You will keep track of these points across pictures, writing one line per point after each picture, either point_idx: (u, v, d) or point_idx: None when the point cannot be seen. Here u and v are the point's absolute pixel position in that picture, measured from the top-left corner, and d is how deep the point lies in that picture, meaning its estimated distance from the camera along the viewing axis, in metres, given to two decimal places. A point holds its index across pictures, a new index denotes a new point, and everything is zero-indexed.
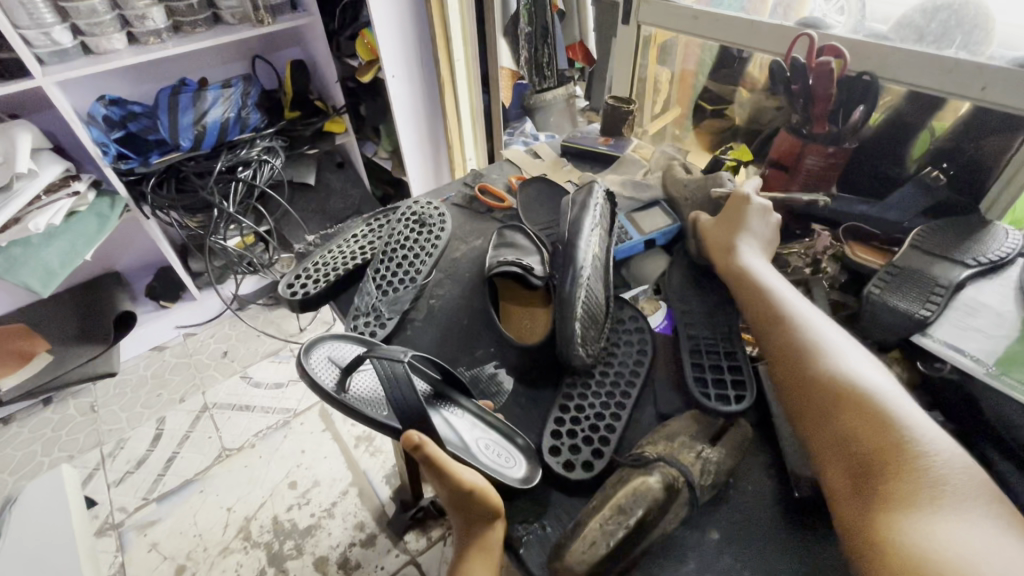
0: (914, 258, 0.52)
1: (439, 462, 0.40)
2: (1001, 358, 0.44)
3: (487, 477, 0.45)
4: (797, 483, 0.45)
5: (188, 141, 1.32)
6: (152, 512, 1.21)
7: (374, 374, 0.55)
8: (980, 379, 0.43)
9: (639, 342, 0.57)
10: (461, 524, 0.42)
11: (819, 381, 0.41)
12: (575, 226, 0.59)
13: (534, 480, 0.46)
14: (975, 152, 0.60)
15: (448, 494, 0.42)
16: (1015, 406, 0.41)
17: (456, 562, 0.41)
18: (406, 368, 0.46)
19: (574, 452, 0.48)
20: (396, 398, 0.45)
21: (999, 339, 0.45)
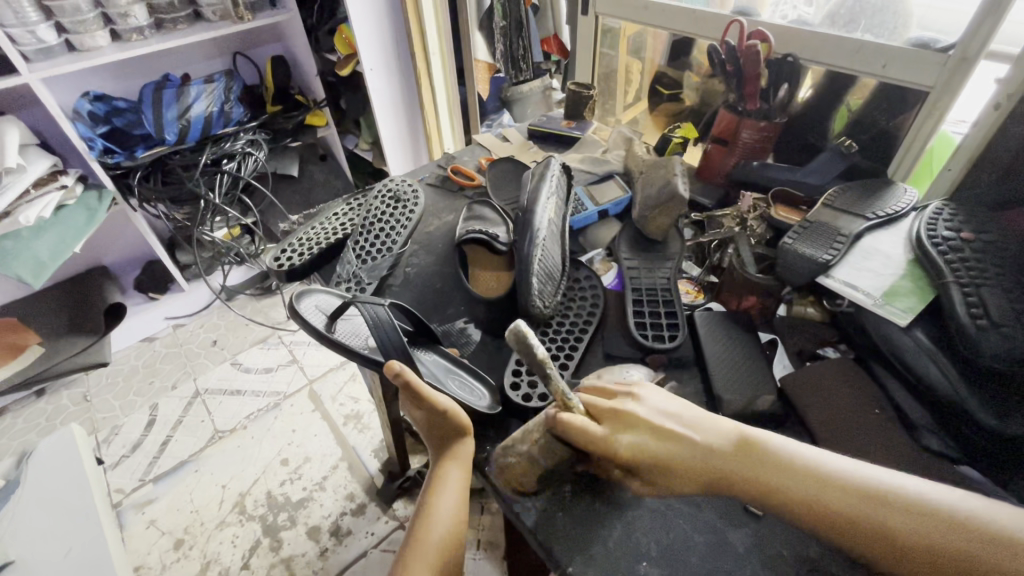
0: (824, 214, 0.60)
1: (415, 386, 0.47)
2: (887, 291, 0.52)
3: (460, 404, 0.52)
4: (721, 404, 0.52)
5: (172, 134, 1.37)
6: (149, 491, 1.26)
7: (355, 323, 0.61)
8: (869, 308, 0.51)
9: (593, 297, 0.64)
10: (435, 444, 0.50)
11: (833, 508, 0.36)
12: (534, 195, 0.65)
13: (499, 406, 0.53)
14: (884, 124, 0.69)
15: (423, 415, 0.49)
16: (895, 330, 0.50)
17: (431, 473, 0.48)
18: (387, 313, 0.52)
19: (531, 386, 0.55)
20: (381, 337, 0.51)
21: (888, 276, 0.53)
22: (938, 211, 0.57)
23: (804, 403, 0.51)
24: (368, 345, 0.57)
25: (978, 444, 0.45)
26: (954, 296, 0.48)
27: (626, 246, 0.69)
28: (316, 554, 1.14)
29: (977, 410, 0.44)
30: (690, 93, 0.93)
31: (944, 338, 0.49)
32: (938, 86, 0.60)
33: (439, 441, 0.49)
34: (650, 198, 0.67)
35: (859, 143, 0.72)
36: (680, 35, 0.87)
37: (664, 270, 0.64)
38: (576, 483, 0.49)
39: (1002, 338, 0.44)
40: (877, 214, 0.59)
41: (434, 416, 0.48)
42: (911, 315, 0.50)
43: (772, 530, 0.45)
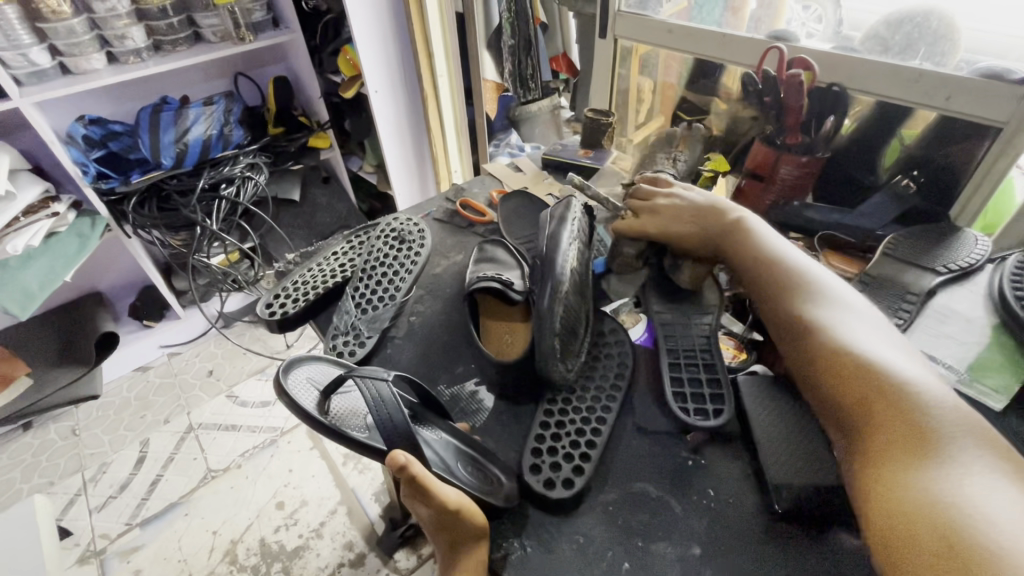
0: (887, 266, 0.53)
1: (424, 483, 0.40)
2: (972, 364, 0.44)
3: (471, 496, 0.44)
4: (777, 496, 0.45)
5: (169, 159, 1.32)
6: (135, 537, 1.18)
7: (352, 398, 0.54)
8: (953, 386, 0.43)
9: (621, 357, 0.57)
10: (444, 547, 0.42)
11: (838, 351, 0.40)
12: (554, 240, 0.58)
13: (516, 498, 0.45)
14: (944, 160, 0.61)
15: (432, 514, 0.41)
16: (983, 411, 0.42)
17: None
18: (390, 387, 0.45)
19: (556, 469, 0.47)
20: (380, 419, 0.44)
21: (970, 346, 0.46)
22: (1022, 265, 0.50)
23: None
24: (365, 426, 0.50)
25: None
26: None
27: (655, 296, 0.61)
28: None
29: None
30: (717, 121, 0.87)
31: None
32: (1012, 123, 0.53)
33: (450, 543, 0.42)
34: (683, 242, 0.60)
35: (912, 179, 0.64)
36: (707, 60, 0.81)
37: (701, 326, 0.57)
38: None
39: None
40: (949, 267, 0.52)
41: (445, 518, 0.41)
42: (1006, 396, 0.42)
43: None
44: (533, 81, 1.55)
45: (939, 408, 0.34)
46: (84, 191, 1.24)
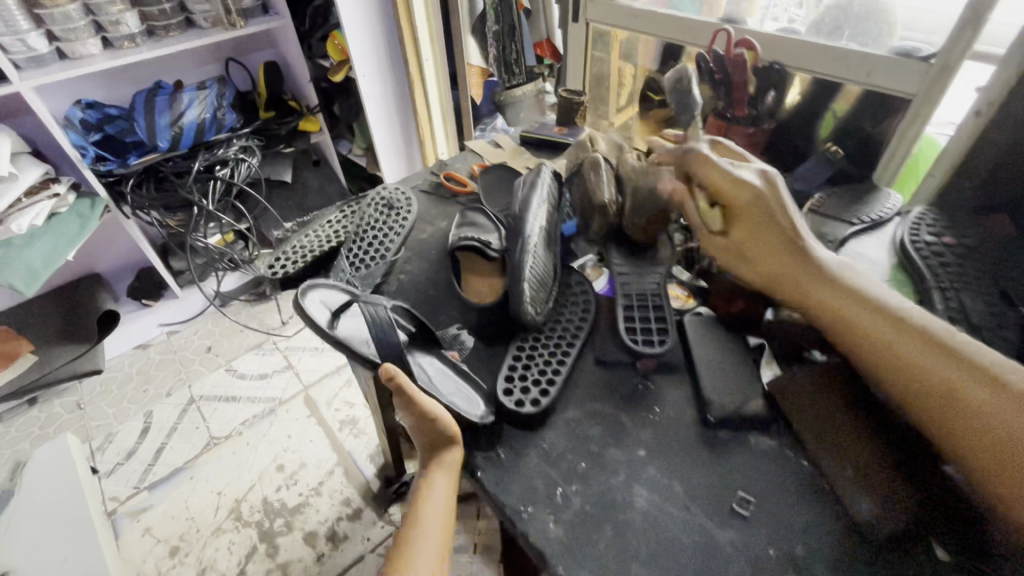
0: (811, 220, 0.62)
1: (406, 390, 0.48)
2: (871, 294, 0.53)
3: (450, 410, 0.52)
4: (710, 409, 0.53)
5: (165, 141, 1.37)
6: (144, 499, 1.26)
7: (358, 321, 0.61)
8: None
9: (584, 304, 0.65)
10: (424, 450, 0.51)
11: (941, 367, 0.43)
12: (525, 202, 0.66)
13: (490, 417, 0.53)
14: (870, 129, 0.70)
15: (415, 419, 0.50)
16: None
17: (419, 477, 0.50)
18: (384, 311, 0.54)
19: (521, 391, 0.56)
20: (377, 334, 0.53)
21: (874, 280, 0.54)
22: (920, 216, 0.59)
23: (791, 409, 0.52)
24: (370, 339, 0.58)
25: None
26: (936, 301, 0.49)
27: (618, 253, 0.69)
28: (312, 559, 1.15)
29: None
30: None
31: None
32: (921, 94, 0.62)
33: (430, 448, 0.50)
34: (640, 203, 0.68)
35: (844, 147, 0.73)
36: (669, 42, 0.89)
37: (654, 276, 0.65)
38: (567, 486, 0.50)
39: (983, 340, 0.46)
40: (861, 220, 0.61)
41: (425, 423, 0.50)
42: None
43: (758, 528, 0.46)
44: (517, 66, 1.61)
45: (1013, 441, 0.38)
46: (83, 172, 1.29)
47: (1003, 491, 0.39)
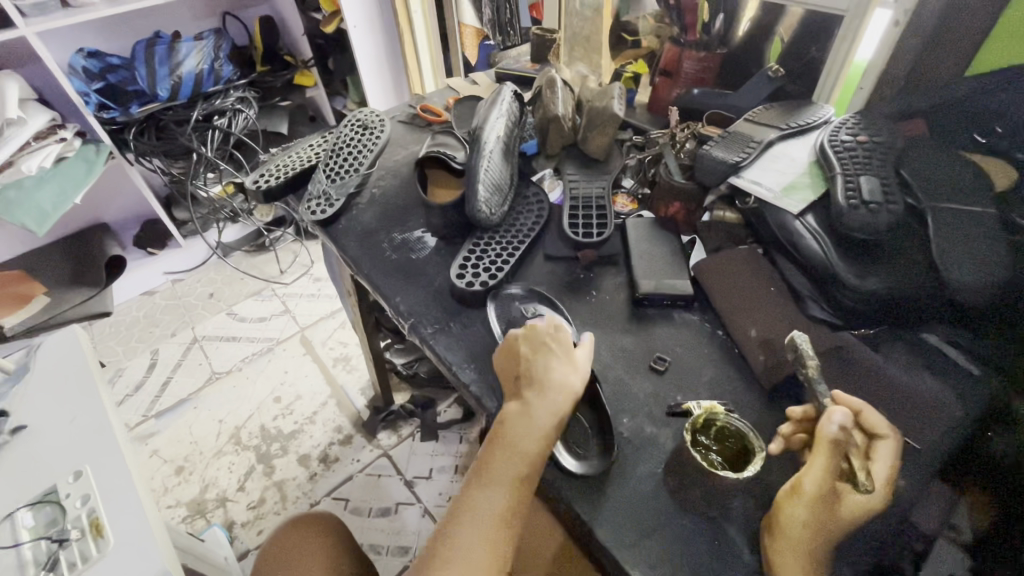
0: (744, 127, 0.70)
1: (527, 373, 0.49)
2: (785, 186, 0.62)
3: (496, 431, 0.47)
4: (640, 287, 0.60)
5: (165, 90, 1.43)
6: (152, 425, 1.35)
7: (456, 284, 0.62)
8: (769, 200, 0.61)
9: (538, 208, 0.70)
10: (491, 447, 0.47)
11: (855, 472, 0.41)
12: (485, 116, 0.71)
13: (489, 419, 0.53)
14: (814, 53, 0.74)
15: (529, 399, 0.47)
16: (786, 213, 0.60)
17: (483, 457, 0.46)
18: (455, 274, 0.62)
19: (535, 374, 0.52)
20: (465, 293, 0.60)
21: (790, 175, 0.63)
22: (841, 122, 0.65)
23: (709, 283, 0.59)
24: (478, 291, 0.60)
25: (848, 306, 0.54)
26: (839, 187, 0.57)
27: (573, 168, 0.75)
28: (306, 477, 1.24)
29: (845, 274, 0.53)
30: None
31: (828, 220, 0.58)
32: (850, 11, 0.66)
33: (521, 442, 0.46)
34: (592, 120, 0.74)
35: (790, 70, 0.77)
36: None
37: (601, 182, 0.72)
38: None
39: (868, 214, 0.54)
40: (789, 125, 0.69)
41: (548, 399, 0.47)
42: (801, 203, 0.60)
43: (669, 380, 0.54)
44: (511, 27, 1.44)
45: (808, 497, 0.41)
46: (87, 119, 1.35)
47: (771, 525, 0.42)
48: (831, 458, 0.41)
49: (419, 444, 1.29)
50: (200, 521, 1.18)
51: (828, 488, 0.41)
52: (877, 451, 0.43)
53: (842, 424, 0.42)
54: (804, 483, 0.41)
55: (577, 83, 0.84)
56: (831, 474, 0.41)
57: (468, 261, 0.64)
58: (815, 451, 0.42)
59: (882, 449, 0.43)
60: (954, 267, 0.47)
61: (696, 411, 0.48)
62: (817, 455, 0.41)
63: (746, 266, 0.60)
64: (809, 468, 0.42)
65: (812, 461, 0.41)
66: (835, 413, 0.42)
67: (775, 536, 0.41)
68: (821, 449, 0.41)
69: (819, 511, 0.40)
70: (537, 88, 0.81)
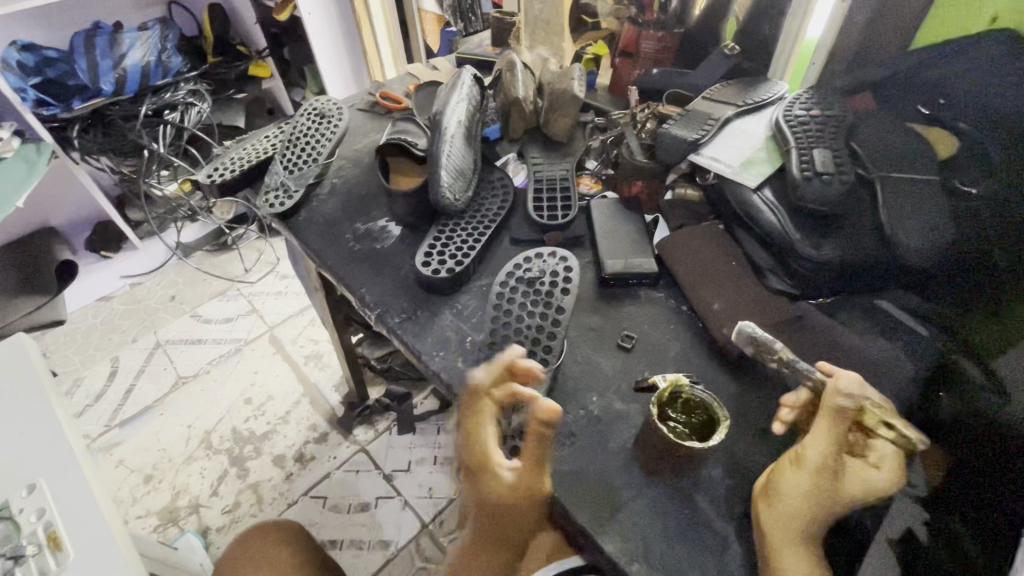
0: (702, 105, 0.72)
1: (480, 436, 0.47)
2: (744, 161, 0.64)
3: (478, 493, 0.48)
4: (607, 266, 0.60)
5: (109, 84, 1.34)
6: (116, 435, 1.29)
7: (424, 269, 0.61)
8: (729, 175, 0.63)
9: (503, 192, 0.70)
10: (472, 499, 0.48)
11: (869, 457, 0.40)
12: (445, 100, 0.70)
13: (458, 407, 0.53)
14: (767, 31, 0.76)
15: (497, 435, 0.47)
16: (745, 186, 0.61)
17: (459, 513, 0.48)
18: (422, 261, 0.61)
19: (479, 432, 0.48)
20: (433, 282, 0.60)
21: (749, 150, 0.65)
22: (795, 97, 0.67)
23: (672, 259, 0.61)
24: (444, 279, 0.59)
25: (804, 273, 0.56)
26: (793, 160, 0.59)
27: (536, 152, 0.75)
28: (282, 478, 1.22)
29: (802, 244, 0.56)
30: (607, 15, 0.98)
31: (783, 192, 0.60)
32: None
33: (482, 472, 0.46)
34: (553, 102, 0.74)
35: (745, 49, 0.79)
36: None
37: (564, 164, 0.72)
38: (476, 335, 0.57)
39: (821, 184, 0.56)
40: (745, 102, 0.70)
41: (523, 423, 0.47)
42: (759, 176, 0.62)
43: (637, 357, 0.55)
44: (473, 13, 1.45)
45: (811, 468, 0.40)
46: (25, 116, 1.26)
47: (775, 495, 0.41)
48: (833, 424, 0.41)
49: (397, 437, 1.27)
50: (172, 529, 1.15)
51: (834, 458, 0.40)
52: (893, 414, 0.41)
53: (851, 395, 0.43)
54: (808, 453, 0.41)
55: (538, 67, 0.84)
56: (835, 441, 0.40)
57: (433, 248, 0.63)
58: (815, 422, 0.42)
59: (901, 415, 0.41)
60: (904, 234, 0.48)
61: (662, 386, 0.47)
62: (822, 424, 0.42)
63: (707, 240, 0.61)
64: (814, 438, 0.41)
65: (813, 433, 0.41)
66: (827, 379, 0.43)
67: (781, 505, 0.40)
68: (824, 415, 0.42)
69: (823, 481, 0.40)
70: (497, 71, 0.80)
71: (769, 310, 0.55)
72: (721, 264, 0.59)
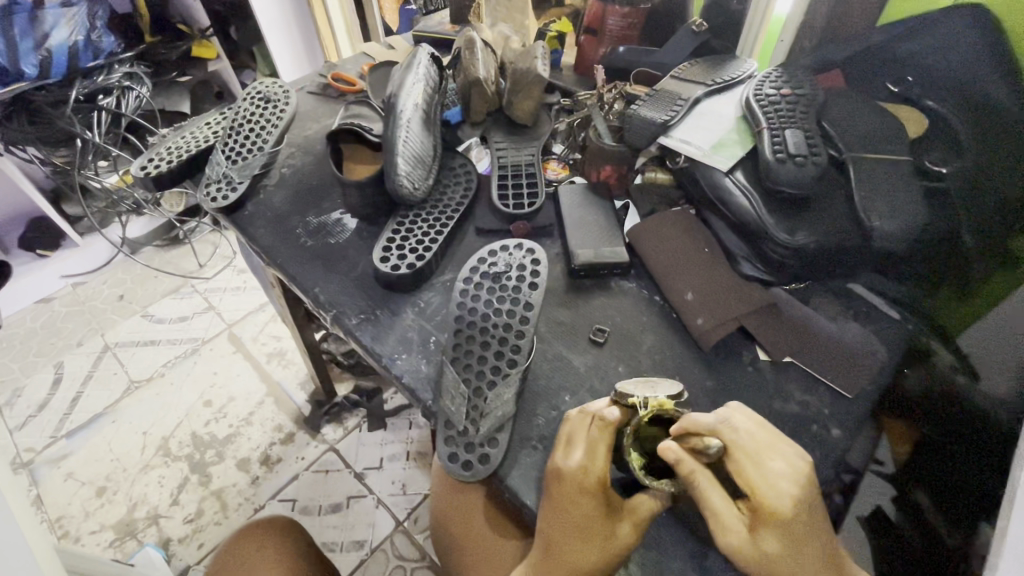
0: (671, 85, 0.69)
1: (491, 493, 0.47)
2: (715, 143, 0.61)
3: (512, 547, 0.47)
4: (576, 257, 0.57)
5: (32, 68, 1.18)
6: (63, 446, 1.21)
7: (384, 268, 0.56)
8: (699, 158, 0.60)
9: (466, 180, 0.66)
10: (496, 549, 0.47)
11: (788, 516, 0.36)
12: (399, 82, 0.64)
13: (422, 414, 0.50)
14: (736, 6, 0.74)
15: (572, 438, 0.42)
16: (714, 169, 0.59)
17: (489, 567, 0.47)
18: (379, 258, 0.57)
19: (445, 442, 0.45)
20: (391, 280, 0.56)
21: (719, 133, 0.62)
22: (764, 76, 0.65)
23: (643, 247, 0.58)
24: (404, 276, 0.55)
25: (776, 258, 0.54)
26: (765, 142, 0.57)
27: (499, 137, 0.71)
28: (247, 482, 1.17)
29: (775, 231, 0.53)
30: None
31: (755, 176, 0.58)
32: None
33: (559, 488, 0.40)
34: (516, 83, 0.70)
35: (713, 25, 0.76)
36: None
37: (530, 149, 0.69)
38: (440, 335, 0.54)
39: (795, 168, 0.55)
40: (714, 81, 0.68)
41: (594, 423, 0.42)
42: (730, 159, 0.59)
43: (609, 351, 0.52)
44: None
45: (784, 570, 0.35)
46: None
47: None
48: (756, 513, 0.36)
49: (367, 435, 1.23)
50: (130, 543, 1.09)
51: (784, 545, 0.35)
52: (757, 443, 0.39)
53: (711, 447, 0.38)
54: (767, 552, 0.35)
55: (500, 45, 0.79)
56: (772, 529, 0.35)
57: (391, 245, 0.58)
58: (695, 482, 0.37)
59: (760, 440, 0.39)
60: (877, 216, 0.50)
61: (642, 410, 0.41)
62: (703, 482, 0.37)
63: (679, 227, 0.58)
64: (751, 537, 0.36)
65: (709, 497, 0.37)
66: (667, 451, 0.38)
67: None
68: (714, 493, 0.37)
69: (763, 542, 0.35)
70: (456, 49, 0.75)
71: (743, 297, 0.53)
72: (695, 252, 0.56)
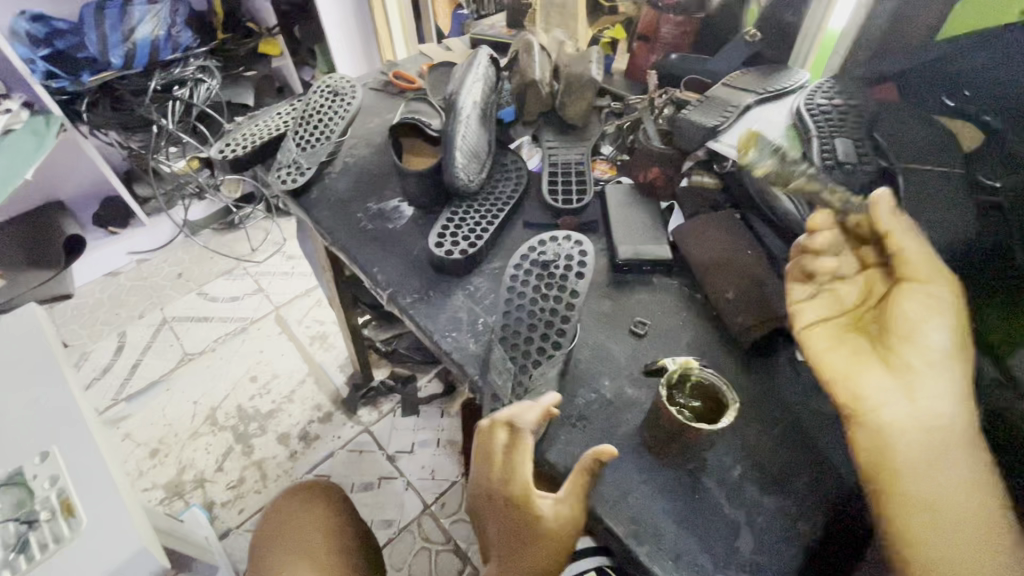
0: (722, 92, 0.70)
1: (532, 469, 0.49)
2: None
3: None
4: (621, 254, 0.60)
5: (119, 58, 1.29)
6: (124, 408, 1.30)
7: (440, 252, 0.60)
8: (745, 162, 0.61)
9: (517, 175, 0.69)
10: None
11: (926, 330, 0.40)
12: (461, 80, 0.68)
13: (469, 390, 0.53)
14: (790, 19, 0.75)
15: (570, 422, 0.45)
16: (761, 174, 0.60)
17: None
18: (434, 243, 0.61)
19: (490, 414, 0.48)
20: (444, 264, 0.60)
21: None
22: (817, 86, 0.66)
23: (687, 247, 0.60)
24: (456, 261, 0.59)
25: None
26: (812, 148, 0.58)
27: (550, 136, 0.74)
28: (286, 456, 1.23)
29: None
30: None
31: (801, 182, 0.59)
32: None
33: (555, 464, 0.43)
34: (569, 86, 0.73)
35: (767, 36, 0.77)
36: None
37: (580, 149, 0.72)
38: (487, 317, 0.57)
39: None
40: (765, 90, 0.69)
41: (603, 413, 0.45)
42: None
43: (649, 344, 0.55)
44: None
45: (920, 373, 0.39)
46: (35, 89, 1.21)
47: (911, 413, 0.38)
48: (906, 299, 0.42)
49: (400, 419, 1.28)
50: (178, 503, 1.16)
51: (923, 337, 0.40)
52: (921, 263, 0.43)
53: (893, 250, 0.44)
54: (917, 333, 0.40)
55: (555, 49, 0.82)
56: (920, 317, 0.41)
57: (444, 232, 0.62)
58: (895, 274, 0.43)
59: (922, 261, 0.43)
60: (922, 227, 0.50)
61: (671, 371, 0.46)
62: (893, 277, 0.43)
63: (722, 227, 0.60)
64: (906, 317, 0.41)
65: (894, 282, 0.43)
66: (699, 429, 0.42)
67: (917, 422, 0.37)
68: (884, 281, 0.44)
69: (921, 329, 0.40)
70: (513, 52, 0.79)
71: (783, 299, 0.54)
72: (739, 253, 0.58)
